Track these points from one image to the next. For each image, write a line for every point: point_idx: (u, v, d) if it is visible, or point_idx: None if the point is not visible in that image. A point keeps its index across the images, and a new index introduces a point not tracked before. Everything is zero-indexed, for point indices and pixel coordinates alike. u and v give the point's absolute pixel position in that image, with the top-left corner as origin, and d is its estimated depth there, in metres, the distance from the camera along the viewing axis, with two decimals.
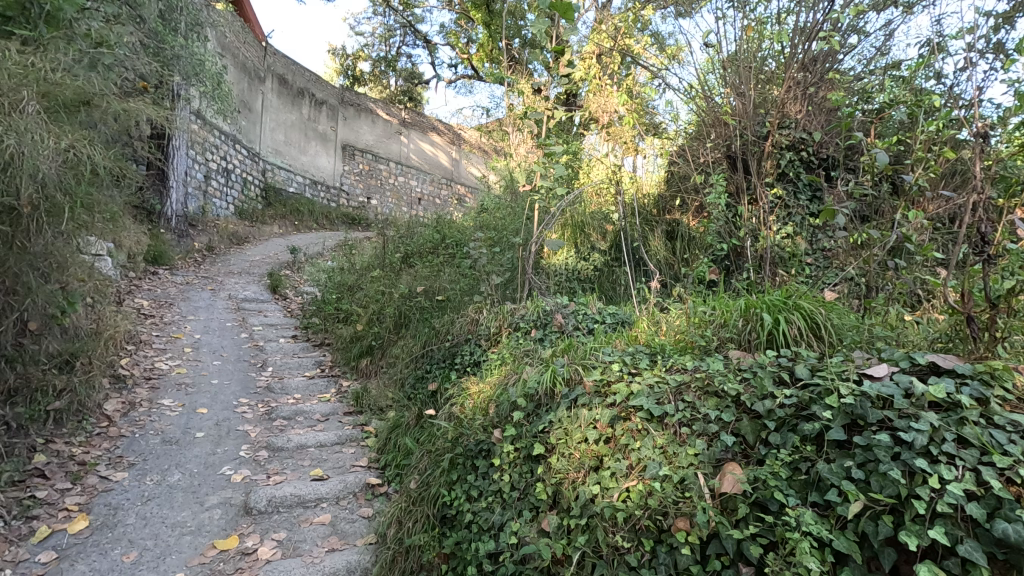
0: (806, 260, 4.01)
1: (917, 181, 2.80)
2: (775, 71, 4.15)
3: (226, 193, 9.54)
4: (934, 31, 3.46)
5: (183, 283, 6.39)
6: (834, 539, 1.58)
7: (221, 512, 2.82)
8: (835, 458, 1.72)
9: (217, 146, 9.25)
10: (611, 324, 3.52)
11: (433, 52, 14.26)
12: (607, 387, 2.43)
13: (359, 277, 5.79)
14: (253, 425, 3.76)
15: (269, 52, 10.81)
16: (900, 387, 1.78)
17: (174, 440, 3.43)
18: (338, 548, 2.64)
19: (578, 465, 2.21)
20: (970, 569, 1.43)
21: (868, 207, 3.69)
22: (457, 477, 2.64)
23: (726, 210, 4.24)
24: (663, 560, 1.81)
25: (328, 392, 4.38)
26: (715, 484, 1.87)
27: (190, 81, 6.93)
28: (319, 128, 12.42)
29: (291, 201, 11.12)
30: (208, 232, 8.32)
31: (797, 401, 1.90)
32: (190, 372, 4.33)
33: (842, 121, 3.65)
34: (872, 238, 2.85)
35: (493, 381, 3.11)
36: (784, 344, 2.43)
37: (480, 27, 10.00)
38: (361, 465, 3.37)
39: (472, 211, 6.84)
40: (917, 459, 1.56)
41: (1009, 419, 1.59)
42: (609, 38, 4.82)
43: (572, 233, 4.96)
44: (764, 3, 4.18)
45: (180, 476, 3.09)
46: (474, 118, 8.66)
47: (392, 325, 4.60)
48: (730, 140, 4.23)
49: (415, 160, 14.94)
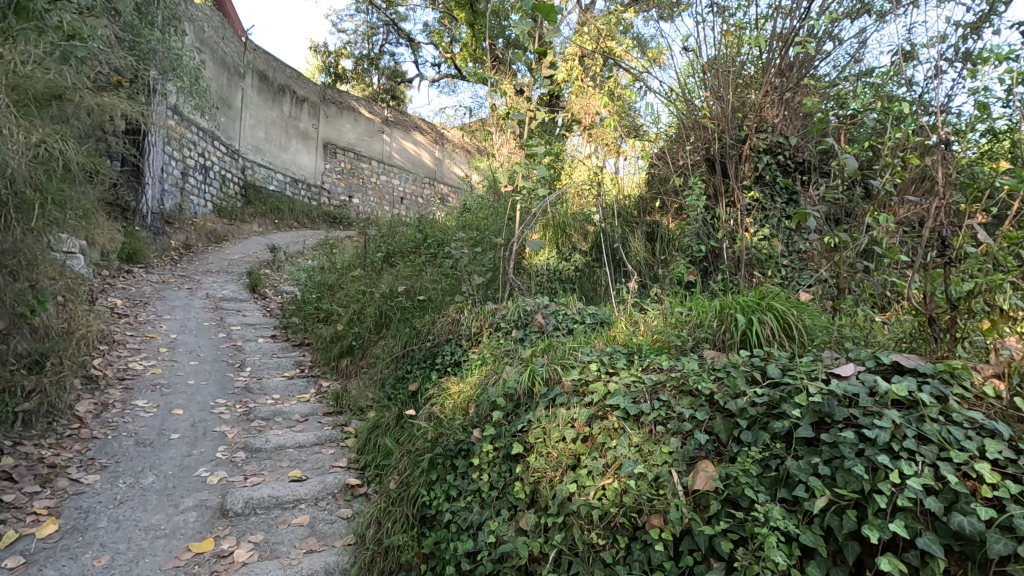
0: (782, 262, 4.08)
1: (886, 186, 2.89)
2: (753, 75, 4.25)
3: (204, 191, 9.39)
4: (906, 39, 3.56)
5: (159, 282, 6.26)
6: (801, 534, 1.62)
7: (196, 515, 2.79)
8: (803, 456, 1.76)
9: (195, 142, 9.09)
10: (590, 324, 3.56)
11: (416, 51, 14.22)
12: (585, 387, 2.46)
13: (340, 276, 5.75)
14: (230, 426, 3.71)
15: (249, 47, 10.66)
16: (865, 386, 1.83)
17: (148, 442, 3.37)
18: (316, 549, 2.63)
19: (556, 464, 2.23)
20: (928, 561, 1.48)
21: (841, 210, 3.79)
22: (436, 477, 2.64)
23: (704, 211, 4.32)
24: (638, 557, 1.84)
25: (307, 392, 4.35)
26: (689, 482, 1.90)
27: (167, 76, 6.81)
28: (300, 125, 12.28)
29: (271, 199, 10.98)
30: (185, 230, 8.18)
31: (768, 399, 1.95)
32: (165, 373, 4.26)
33: (816, 126, 3.75)
34: (843, 240, 2.93)
35: (473, 380, 3.12)
36: (756, 344, 2.48)
37: (465, 27, 10.02)
38: (341, 465, 3.36)
39: (454, 211, 6.82)
40: (879, 455, 1.62)
41: (966, 416, 1.65)
42: (591, 40, 4.82)
43: (554, 234, 5.01)
44: (743, 8, 4.26)
45: (154, 478, 3.04)
46: (457, 118, 8.63)
47: (373, 325, 4.58)
48: (709, 143, 4.28)
49: (397, 160, 14.85)
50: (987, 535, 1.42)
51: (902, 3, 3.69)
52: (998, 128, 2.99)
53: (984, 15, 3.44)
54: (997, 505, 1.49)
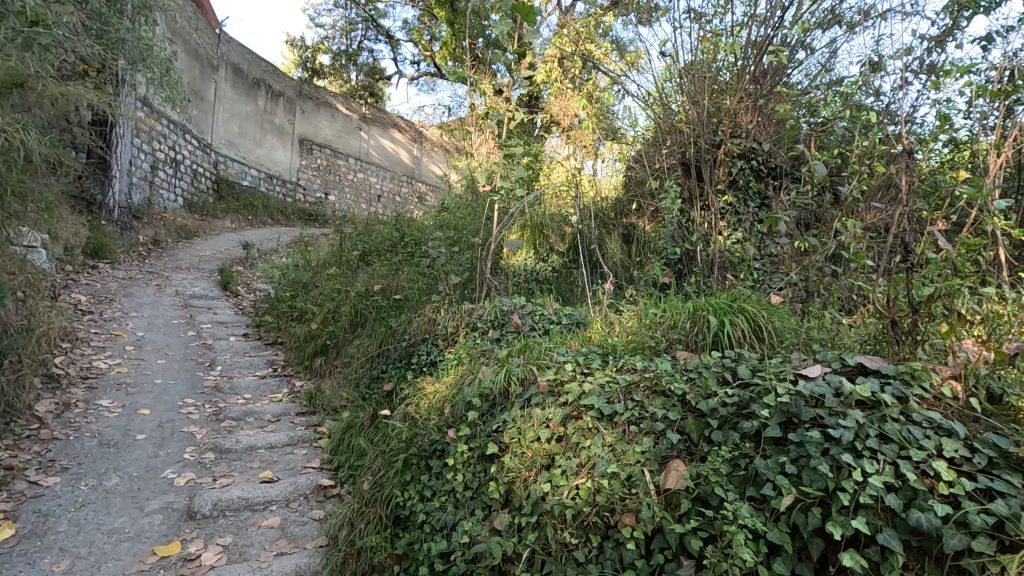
0: (754, 265, 4.11)
1: (852, 193, 2.98)
2: (728, 82, 4.33)
3: (175, 185, 9.15)
4: (874, 51, 3.68)
5: (126, 278, 6.08)
6: (768, 531, 1.65)
7: (162, 517, 2.71)
8: (771, 455, 1.80)
9: (166, 135, 8.85)
10: (566, 324, 3.58)
11: (395, 48, 14.13)
12: (560, 387, 2.48)
13: (315, 274, 5.68)
14: (199, 426, 3.63)
15: (223, 39, 10.44)
16: (831, 387, 1.89)
17: (113, 443, 3.27)
18: (287, 551, 2.58)
19: (530, 464, 2.24)
20: (888, 556, 1.53)
21: (811, 215, 3.89)
22: (411, 477, 2.63)
23: (679, 214, 4.38)
24: (610, 556, 1.86)
25: (280, 392, 4.27)
26: (660, 480, 1.93)
27: (137, 67, 6.63)
28: (275, 121, 12.07)
29: (244, 194, 10.75)
30: (154, 226, 7.97)
31: (738, 400, 1.99)
32: (131, 372, 4.14)
33: (787, 132, 3.84)
34: (813, 245, 3.02)
35: (449, 380, 3.11)
36: (728, 345, 2.53)
37: (444, 25, 9.98)
38: (313, 466, 3.31)
39: (431, 209, 6.80)
40: (843, 454, 1.66)
41: (925, 416, 1.72)
42: (570, 43, 4.78)
43: (531, 234, 4.96)
44: (719, 15, 4.34)
45: (118, 480, 2.95)
46: (436, 117, 8.59)
47: (348, 324, 4.53)
48: (685, 147, 4.36)
49: (375, 158, 14.71)
50: (942, 531, 1.47)
51: (870, 16, 3.81)
52: (958, 139, 3.12)
53: (947, 29, 3.57)
54: (953, 501, 1.55)
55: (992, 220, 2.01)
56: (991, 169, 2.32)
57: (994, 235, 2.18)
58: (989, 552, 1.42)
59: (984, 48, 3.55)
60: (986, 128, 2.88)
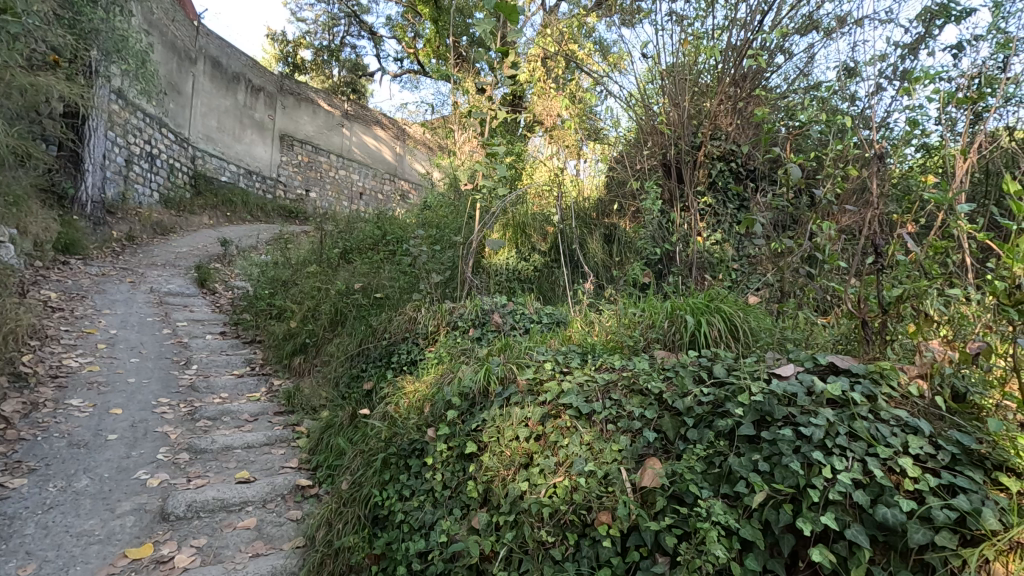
0: (732, 266, 4.13)
1: (826, 196, 3.05)
2: (709, 84, 4.39)
3: (151, 180, 8.95)
4: (850, 57, 3.75)
5: (98, 275, 5.93)
6: (740, 528, 1.68)
7: (134, 519, 2.66)
8: (745, 452, 1.83)
9: (141, 128, 8.65)
10: (547, 324, 3.60)
11: (379, 44, 14.00)
12: (539, 386, 2.49)
13: (295, 272, 5.62)
14: (173, 426, 3.56)
15: (201, 32, 10.25)
16: (803, 385, 1.92)
17: (83, 444, 3.19)
18: (263, 552, 2.54)
19: (509, 462, 2.25)
20: (855, 551, 1.56)
21: (787, 217, 3.98)
22: (389, 477, 2.61)
23: (660, 215, 4.44)
24: (586, 554, 1.87)
25: (258, 391, 4.20)
26: (637, 478, 1.95)
27: (111, 58, 6.46)
28: (255, 116, 11.87)
29: (223, 190, 10.56)
30: (128, 221, 7.78)
31: (713, 398, 2.02)
32: (103, 371, 4.04)
33: (764, 135, 3.91)
34: (789, 246, 3.09)
35: (429, 379, 3.09)
36: (704, 345, 2.57)
37: (428, 22, 9.90)
38: (291, 466, 3.27)
39: (414, 207, 6.75)
40: (814, 451, 1.70)
41: (893, 414, 1.76)
42: (554, 42, 4.93)
43: (514, 233, 5.00)
44: (701, 19, 4.38)
45: (88, 481, 2.88)
46: (419, 115, 8.54)
47: (328, 322, 4.49)
48: (666, 149, 4.41)
49: (357, 155, 14.61)
50: (907, 526, 1.51)
51: (848, 23, 3.88)
52: (929, 144, 3.19)
53: (920, 36, 3.66)
54: (918, 496, 1.59)
55: (958, 223, 2.05)
56: (957, 174, 2.39)
57: (959, 238, 2.24)
58: (950, 546, 1.47)
59: (955, 56, 3.64)
60: (955, 134, 2.96)
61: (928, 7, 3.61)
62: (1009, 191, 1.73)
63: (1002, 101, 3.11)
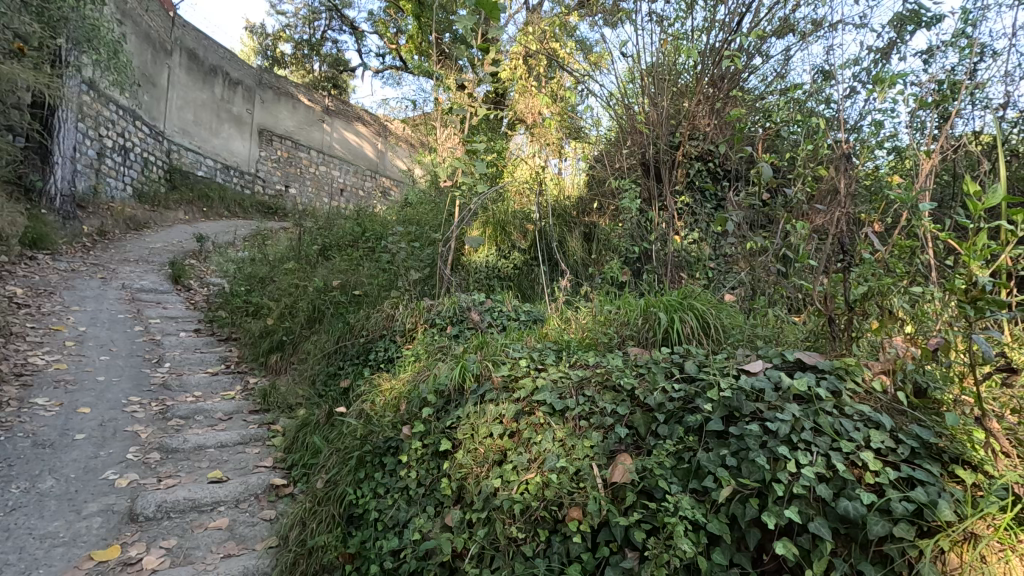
0: (710, 265, 4.16)
1: (797, 194, 3.12)
2: (688, 84, 4.40)
3: (124, 173, 8.73)
4: (826, 59, 3.82)
5: (67, 270, 5.77)
6: (707, 522, 1.69)
7: (101, 521, 2.59)
8: (713, 448, 1.85)
9: (114, 121, 8.44)
10: (525, 321, 3.61)
11: (360, 39, 13.86)
12: (514, 382, 2.50)
13: (272, 269, 5.54)
14: (144, 425, 3.48)
15: (177, 23, 10.04)
16: (771, 381, 1.96)
17: (49, 443, 3.10)
18: (235, 552, 2.49)
19: (482, 460, 2.24)
20: (818, 544, 1.59)
21: (761, 217, 4.05)
22: (364, 475, 2.59)
23: (638, 214, 4.49)
24: (557, 550, 1.87)
25: (233, 389, 4.13)
26: (607, 474, 1.96)
27: (81, 48, 6.28)
28: (233, 110, 11.63)
29: (199, 185, 10.35)
30: (100, 215, 7.59)
31: (684, 394, 2.06)
32: (71, 368, 3.93)
33: (737, 134, 3.98)
34: (762, 244, 3.14)
35: (406, 376, 3.07)
36: (677, 342, 2.59)
37: (411, 18, 9.80)
38: (265, 465, 3.21)
39: (394, 204, 6.71)
40: (780, 446, 1.72)
41: (856, 409, 1.80)
42: (536, 40, 4.97)
43: (493, 231, 4.91)
44: (680, 20, 4.42)
45: (53, 482, 2.80)
46: (401, 111, 8.44)
47: (306, 319, 4.45)
48: (645, 148, 4.44)
49: (339, 151, 14.45)
50: (867, 518, 1.55)
51: (823, 26, 3.94)
52: (899, 146, 3.27)
53: (892, 42, 3.74)
54: (878, 489, 1.63)
55: (922, 222, 2.10)
56: (922, 174, 2.44)
57: (923, 237, 2.30)
58: (908, 537, 1.51)
59: (925, 61, 3.72)
60: (923, 136, 3.04)
61: (899, 13, 3.69)
62: (968, 192, 1.79)
63: (968, 105, 3.19)
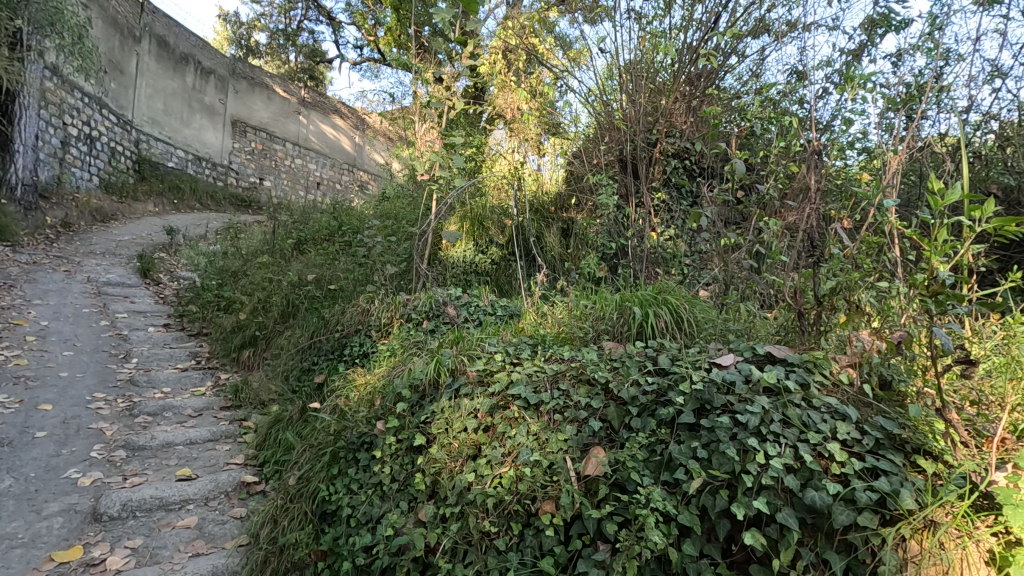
0: (685, 261, 4.22)
1: (770, 191, 3.16)
2: (666, 82, 4.43)
3: (90, 163, 8.43)
4: (800, 60, 3.87)
5: (30, 263, 5.56)
6: (678, 514, 1.71)
7: (62, 521, 2.50)
8: (684, 440, 1.87)
9: (79, 108, 8.15)
10: (501, 316, 3.60)
11: (338, 31, 13.62)
12: (489, 377, 2.49)
13: (244, 263, 5.42)
14: (110, 422, 3.37)
15: (145, 9, 9.73)
16: (741, 374, 1.99)
17: (7, 441, 2.98)
18: (203, 552, 2.42)
19: (456, 454, 2.23)
20: (785, 534, 1.62)
21: (736, 213, 4.11)
22: (338, 471, 2.55)
23: (615, 211, 4.52)
24: (530, 543, 1.87)
25: (203, 385, 4.03)
26: (581, 467, 1.97)
27: (42, 31, 6.03)
28: (205, 100, 11.33)
29: (169, 176, 10.08)
30: (64, 207, 7.33)
31: (657, 387, 2.07)
32: (32, 364, 3.79)
33: (712, 132, 4.02)
34: (736, 240, 3.16)
35: (380, 371, 3.04)
36: (651, 336, 2.61)
37: (389, 10, 9.65)
38: (236, 462, 3.14)
39: (371, 198, 6.61)
40: (749, 438, 1.75)
41: (823, 401, 1.84)
42: (516, 36, 4.94)
43: (471, 225, 4.87)
44: (659, 18, 4.44)
45: (12, 481, 2.69)
46: (379, 104, 8.31)
47: (279, 315, 4.35)
48: (623, 145, 4.34)
49: (315, 143, 14.20)
50: (833, 508, 1.58)
51: (798, 27, 3.99)
52: (870, 146, 3.33)
53: (863, 44, 3.81)
54: (844, 480, 1.67)
55: (888, 219, 2.14)
56: (890, 172, 2.50)
57: (889, 234, 2.35)
58: (871, 526, 1.55)
59: (894, 64, 3.81)
60: (890, 137, 3.11)
61: (870, 17, 3.76)
62: (931, 190, 1.82)
63: (934, 107, 3.27)
